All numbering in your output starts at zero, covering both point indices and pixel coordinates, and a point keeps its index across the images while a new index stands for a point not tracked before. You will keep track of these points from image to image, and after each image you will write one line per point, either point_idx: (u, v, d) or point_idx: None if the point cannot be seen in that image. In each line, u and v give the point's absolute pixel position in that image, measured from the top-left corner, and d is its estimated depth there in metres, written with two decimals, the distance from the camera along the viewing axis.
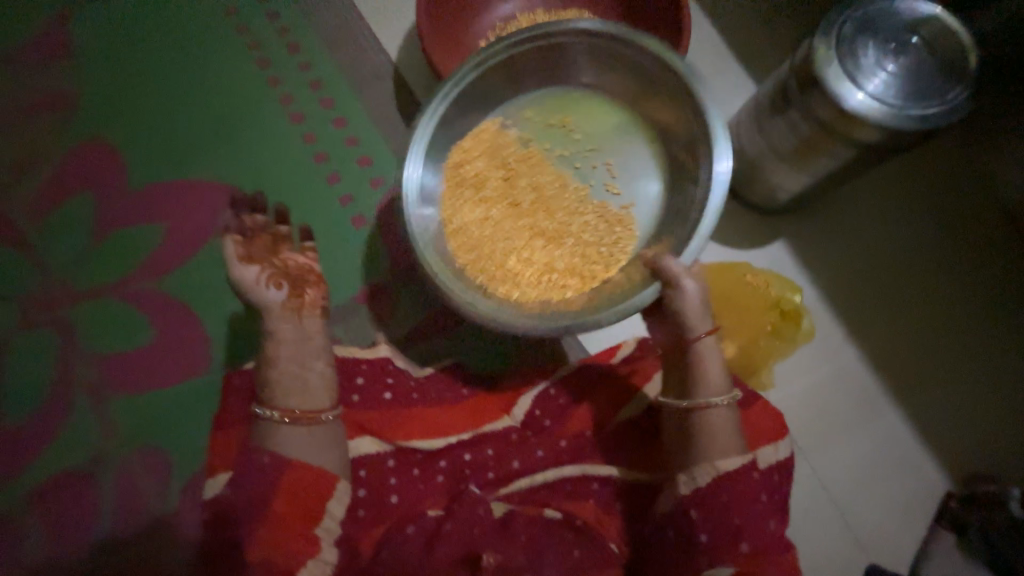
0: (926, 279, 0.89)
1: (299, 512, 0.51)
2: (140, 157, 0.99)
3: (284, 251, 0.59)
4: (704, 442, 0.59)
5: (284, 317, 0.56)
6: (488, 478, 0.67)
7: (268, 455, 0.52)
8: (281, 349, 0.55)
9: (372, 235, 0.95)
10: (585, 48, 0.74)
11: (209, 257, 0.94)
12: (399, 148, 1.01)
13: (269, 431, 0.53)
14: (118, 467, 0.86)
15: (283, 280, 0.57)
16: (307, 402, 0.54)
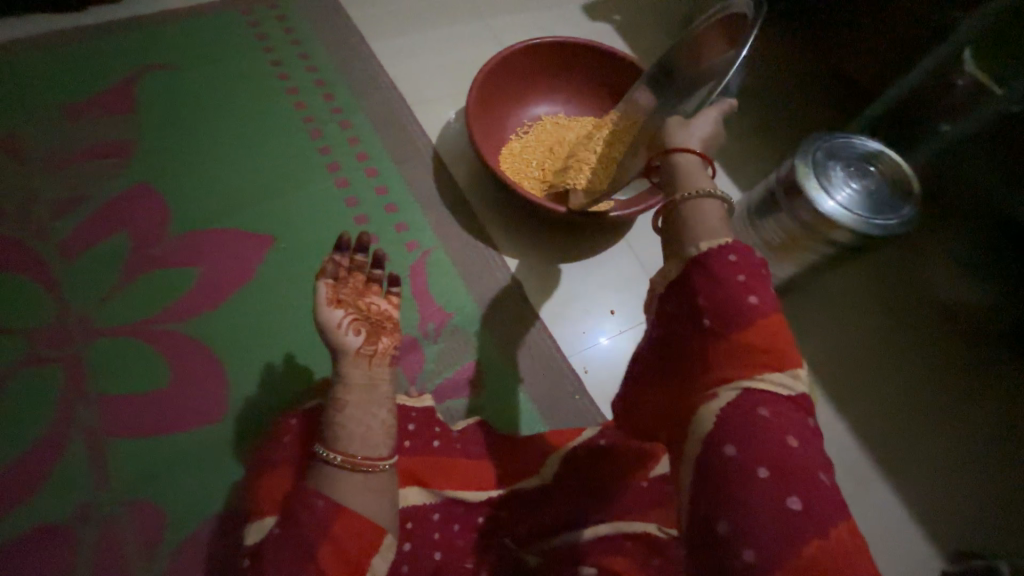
0: (893, 357, 1.08)
1: (354, 556, 0.53)
2: (188, 205, 1.06)
3: (368, 297, 0.67)
4: (691, 228, 0.48)
5: (358, 362, 0.61)
6: (525, 533, 0.67)
7: (323, 498, 0.55)
8: (350, 393, 0.60)
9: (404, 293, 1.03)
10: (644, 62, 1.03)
11: (245, 304, 0.98)
12: (434, 219, 1.12)
13: (328, 475, 0.56)
14: (105, 522, 0.79)
15: (363, 327, 0.63)
16: (365, 447, 0.58)
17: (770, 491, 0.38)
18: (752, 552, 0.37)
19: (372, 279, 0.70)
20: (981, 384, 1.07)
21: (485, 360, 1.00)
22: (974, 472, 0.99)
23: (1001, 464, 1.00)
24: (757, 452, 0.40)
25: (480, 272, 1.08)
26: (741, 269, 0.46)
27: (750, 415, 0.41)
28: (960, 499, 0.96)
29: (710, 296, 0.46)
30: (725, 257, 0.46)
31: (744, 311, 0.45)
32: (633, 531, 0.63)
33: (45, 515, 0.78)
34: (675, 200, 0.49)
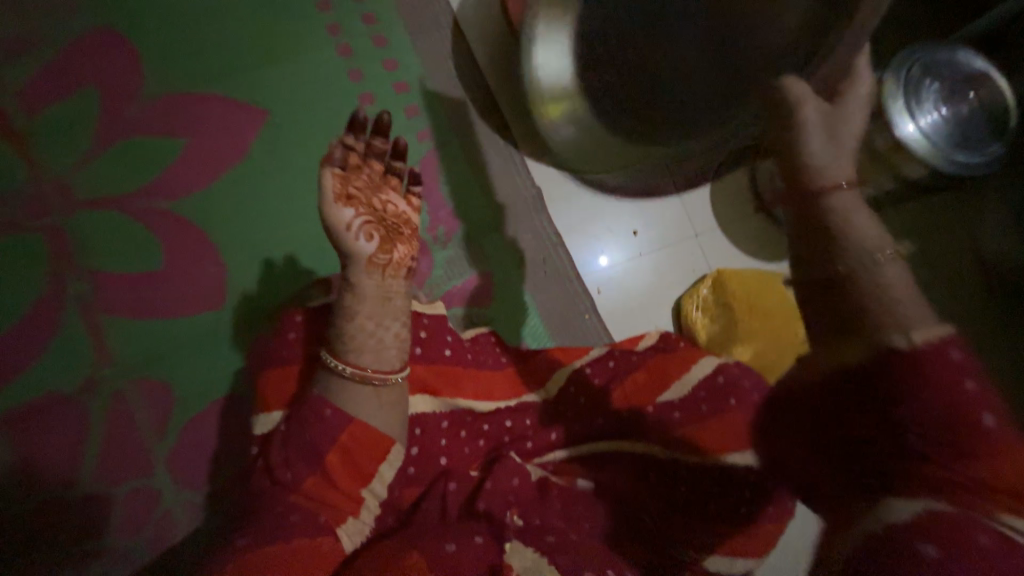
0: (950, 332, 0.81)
1: (358, 463, 0.53)
2: (164, 60, 0.90)
3: (387, 194, 0.60)
4: (892, 307, 0.45)
5: (369, 270, 0.55)
6: (526, 447, 0.70)
7: (330, 408, 0.53)
8: (361, 303, 0.55)
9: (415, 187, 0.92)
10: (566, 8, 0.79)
11: (239, 184, 0.89)
12: (451, 108, 0.98)
13: (336, 385, 0.54)
14: (113, 396, 0.80)
15: (378, 231, 0.56)
16: (376, 360, 0.54)
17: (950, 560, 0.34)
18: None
19: (390, 173, 0.61)
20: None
21: (498, 272, 0.95)
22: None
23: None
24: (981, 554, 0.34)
25: (499, 176, 0.97)
26: (964, 377, 0.42)
27: (966, 535, 0.35)
28: None
29: (930, 393, 0.42)
30: (946, 351, 0.42)
31: (969, 421, 0.40)
32: (628, 452, 0.70)
33: (52, 384, 0.79)
34: (849, 271, 0.47)
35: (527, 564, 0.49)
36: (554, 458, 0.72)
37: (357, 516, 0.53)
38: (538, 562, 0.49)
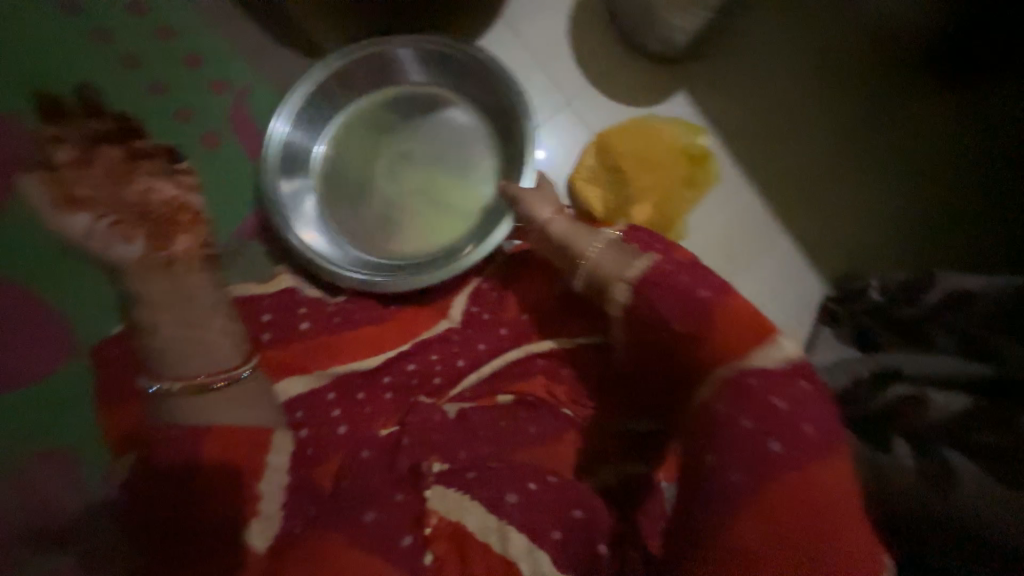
0: (823, 111, 1.01)
1: (224, 475, 0.47)
2: None
3: (142, 178, 0.67)
4: (607, 275, 0.57)
5: (149, 274, 0.56)
6: (436, 383, 0.68)
7: (179, 427, 0.49)
8: (162, 312, 0.54)
9: (236, 155, 0.80)
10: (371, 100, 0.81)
11: None
12: (240, 44, 0.82)
13: (176, 405, 0.51)
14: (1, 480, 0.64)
15: (138, 228, 0.59)
16: (208, 362, 0.53)
17: (756, 436, 0.45)
18: (713, 457, 0.46)
19: (142, 158, 0.69)
20: (906, 107, 1.00)
21: None
22: (888, 205, 1.01)
23: (916, 186, 1.00)
24: (766, 424, 0.45)
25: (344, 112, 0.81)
26: (680, 271, 0.53)
27: (740, 399, 0.47)
28: (855, 247, 1.01)
29: (662, 306, 0.53)
30: (661, 267, 0.54)
31: (696, 302, 0.51)
32: (542, 351, 0.70)
33: None
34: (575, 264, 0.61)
35: (448, 504, 0.51)
36: (469, 382, 0.68)
37: (261, 515, 0.47)
38: (459, 499, 0.52)
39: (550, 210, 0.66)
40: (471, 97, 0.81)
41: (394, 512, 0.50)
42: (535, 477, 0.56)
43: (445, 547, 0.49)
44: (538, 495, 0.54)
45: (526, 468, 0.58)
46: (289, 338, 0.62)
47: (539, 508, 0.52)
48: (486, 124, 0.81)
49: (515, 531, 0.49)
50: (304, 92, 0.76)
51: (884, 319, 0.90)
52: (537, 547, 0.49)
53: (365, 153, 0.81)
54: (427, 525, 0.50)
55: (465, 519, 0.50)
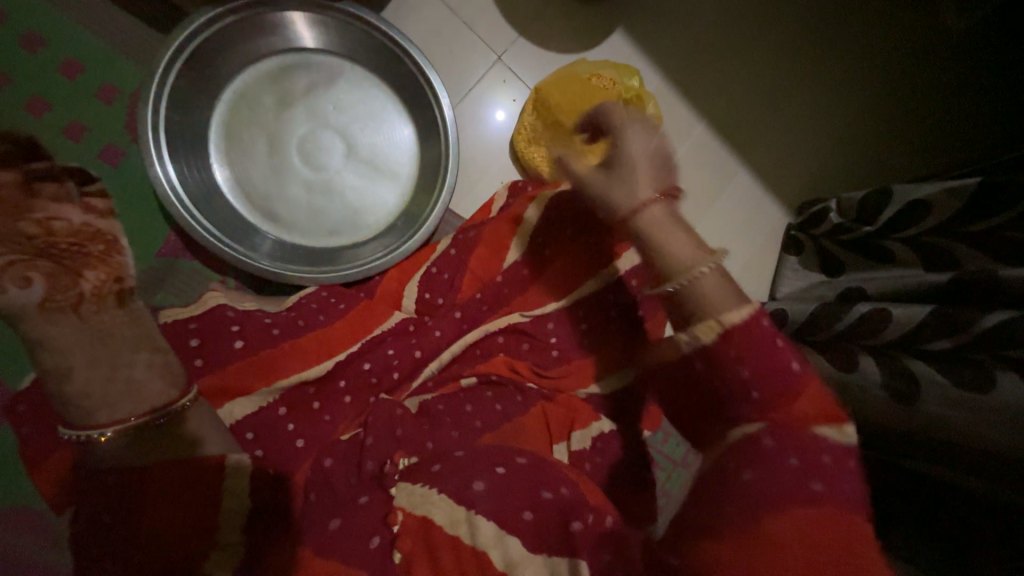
0: (763, 31, 0.95)
1: (171, 515, 0.44)
2: None
3: (49, 207, 0.53)
4: (699, 308, 0.46)
5: (51, 317, 0.48)
6: (396, 379, 0.66)
7: (115, 472, 0.45)
8: (73, 355, 0.47)
9: (141, 167, 0.73)
10: (267, 80, 0.77)
11: None
12: (121, 40, 0.73)
13: (112, 449, 0.46)
14: None
15: (35, 271, 0.48)
16: (137, 399, 0.48)
17: (801, 476, 0.40)
18: (751, 474, 0.40)
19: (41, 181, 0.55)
20: (850, 15, 0.96)
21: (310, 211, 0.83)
22: (842, 122, 0.98)
23: (870, 99, 0.97)
24: (811, 462, 0.41)
25: (241, 102, 0.76)
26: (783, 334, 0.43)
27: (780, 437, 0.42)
28: (811, 171, 0.99)
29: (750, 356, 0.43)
30: (761, 319, 0.44)
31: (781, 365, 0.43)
32: (501, 328, 0.68)
33: None
34: (664, 275, 0.49)
35: (415, 497, 0.52)
36: (431, 371, 0.66)
37: (217, 545, 0.45)
38: (425, 493, 0.52)
39: (650, 195, 0.52)
40: (363, 64, 0.79)
41: (360, 516, 0.51)
42: (503, 460, 0.55)
43: (410, 542, 0.49)
44: (508, 477, 0.53)
45: (495, 451, 0.57)
46: (230, 359, 0.59)
47: (508, 489, 0.52)
48: (387, 91, 0.80)
49: (484, 520, 0.49)
50: (169, 85, 0.67)
51: (844, 240, 0.88)
52: (506, 533, 0.49)
53: (267, 143, 0.76)
54: (394, 522, 0.50)
55: (431, 512, 0.51)
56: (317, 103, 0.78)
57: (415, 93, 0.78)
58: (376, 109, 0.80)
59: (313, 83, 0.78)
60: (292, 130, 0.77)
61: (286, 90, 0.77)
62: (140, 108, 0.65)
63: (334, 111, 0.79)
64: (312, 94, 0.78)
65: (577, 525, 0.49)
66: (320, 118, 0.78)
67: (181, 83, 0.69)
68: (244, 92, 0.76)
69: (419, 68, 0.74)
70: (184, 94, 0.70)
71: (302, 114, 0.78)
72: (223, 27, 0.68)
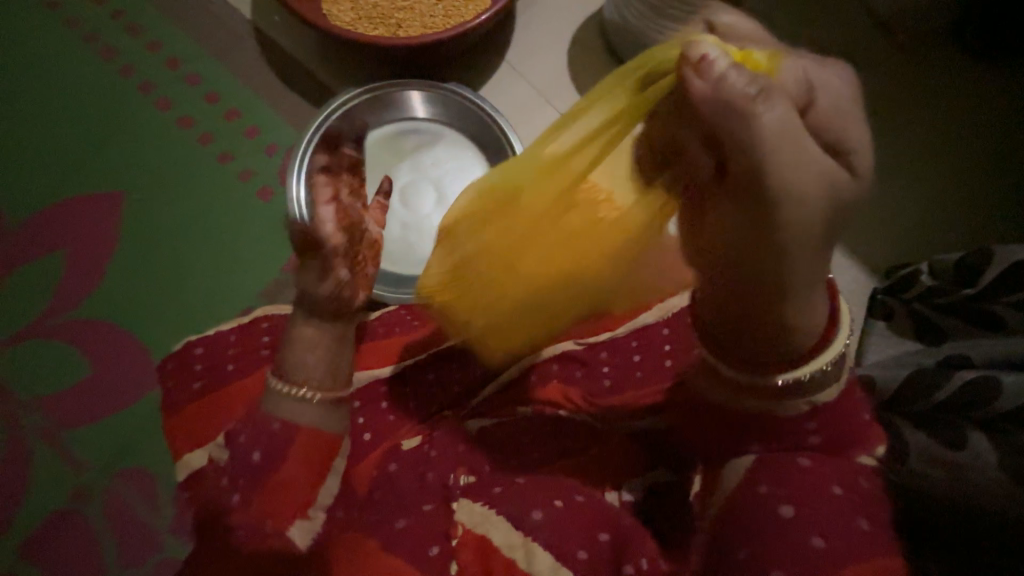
0: None
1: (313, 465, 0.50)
2: (32, 186, 0.98)
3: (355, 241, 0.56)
4: (807, 387, 0.43)
5: (322, 312, 0.54)
6: (455, 393, 0.70)
7: (279, 422, 0.50)
8: (311, 342, 0.54)
9: (283, 204, 0.96)
10: (382, 140, 0.95)
11: (129, 264, 0.94)
12: (289, 114, 0.99)
13: (284, 403, 0.51)
14: (113, 487, 0.85)
15: (345, 278, 0.54)
16: (329, 381, 0.53)
17: (847, 509, 0.41)
18: (792, 509, 0.41)
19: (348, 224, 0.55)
20: (931, 87, 0.97)
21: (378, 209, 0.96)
22: (925, 187, 0.94)
23: (954, 167, 0.94)
24: (853, 498, 0.42)
25: (360, 155, 0.94)
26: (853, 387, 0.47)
27: (829, 468, 0.43)
28: (892, 234, 0.95)
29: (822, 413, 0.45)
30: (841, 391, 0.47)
31: (845, 415, 0.46)
32: (555, 354, 0.71)
33: (50, 504, 0.85)
34: (792, 349, 0.42)
35: (475, 517, 0.51)
36: (490, 390, 0.70)
37: (304, 517, 0.50)
38: (484, 513, 0.51)
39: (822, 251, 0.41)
40: (460, 131, 0.95)
41: (422, 523, 0.51)
42: (562, 494, 0.53)
43: (469, 555, 0.49)
44: (569, 511, 0.51)
45: (552, 483, 0.55)
46: None
47: (568, 522, 0.50)
48: (476, 151, 0.95)
49: (541, 549, 0.47)
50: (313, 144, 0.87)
51: (940, 304, 0.80)
52: (561, 565, 0.47)
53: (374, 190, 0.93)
54: (453, 536, 0.50)
55: (490, 532, 0.50)
56: (420, 159, 0.95)
57: (497, 149, 0.92)
58: (465, 163, 0.95)
59: (418, 144, 0.95)
60: (396, 179, 0.94)
61: (396, 148, 0.95)
62: (291, 161, 0.85)
63: (432, 165, 0.95)
64: (416, 151, 0.95)
65: (631, 569, 0.47)
66: (421, 171, 0.94)
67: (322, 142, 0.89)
68: (362, 149, 0.94)
69: (504, 131, 0.89)
70: None
71: (406, 166, 0.94)
72: (358, 101, 0.89)
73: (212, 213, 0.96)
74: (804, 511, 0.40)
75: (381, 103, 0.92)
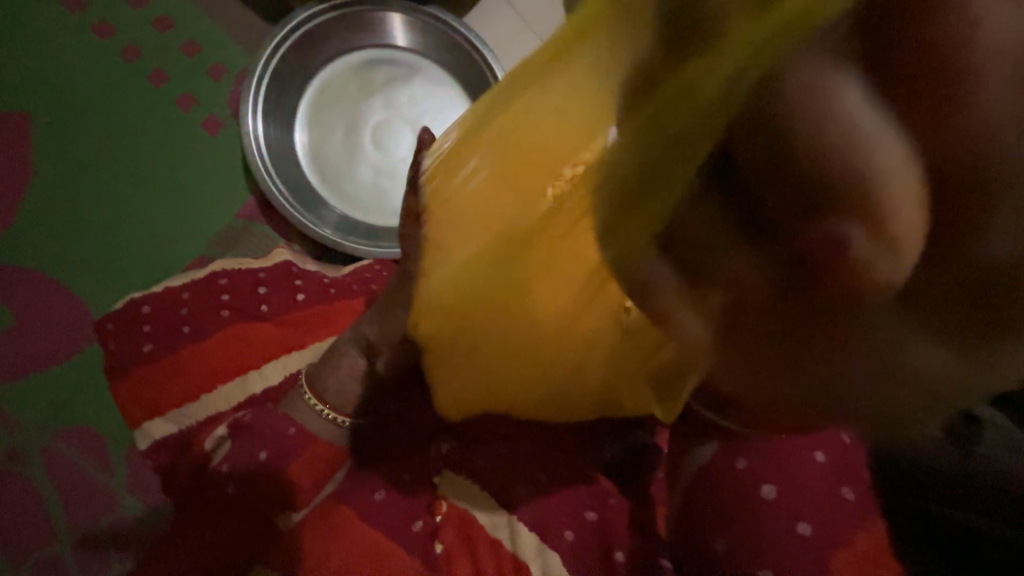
0: None
1: (321, 467, 0.52)
2: None
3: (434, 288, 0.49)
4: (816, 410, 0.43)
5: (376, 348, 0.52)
6: None
7: (291, 428, 0.52)
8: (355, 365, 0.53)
9: (233, 138, 0.85)
10: (350, 71, 0.84)
11: (45, 201, 0.81)
12: (236, 31, 0.86)
13: (300, 408, 0.53)
14: (54, 446, 0.78)
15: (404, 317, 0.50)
16: (351, 407, 0.53)
17: (831, 478, 0.40)
18: (772, 489, 0.40)
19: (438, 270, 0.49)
20: None
21: None
22: None
23: None
24: (840, 467, 0.40)
25: (326, 86, 0.83)
26: None
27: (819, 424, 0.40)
28: None
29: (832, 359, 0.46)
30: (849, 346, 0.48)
31: None
32: None
33: None
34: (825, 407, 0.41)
35: (456, 489, 0.51)
36: None
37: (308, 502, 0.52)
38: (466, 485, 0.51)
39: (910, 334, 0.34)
40: (440, 66, 0.85)
41: (404, 495, 0.51)
42: (544, 468, 0.51)
43: (452, 535, 0.49)
44: (551, 490, 0.50)
45: (532, 457, 0.51)
46: (287, 309, 0.60)
47: (551, 501, 0.49)
48: (457, 89, 0.85)
49: (525, 528, 0.48)
50: (271, 68, 0.76)
51: None
52: (545, 545, 0.47)
53: (343, 131, 0.83)
54: (437, 512, 0.50)
55: (472, 507, 0.50)
56: (394, 92, 0.84)
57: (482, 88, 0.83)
58: (446, 101, 0.85)
59: (393, 75, 0.85)
60: (367, 117, 0.83)
61: (367, 80, 0.84)
62: (245, 86, 0.74)
63: (408, 101, 0.84)
64: (390, 85, 0.84)
65: (620, 556, 0.46)
66: (396, 108, 0.84)
67: (278, 66, 0.77)
68: (326, 78, 0.83)
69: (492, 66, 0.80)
70: (277, 76, 0.77)
71: (380, 102, 0.84)
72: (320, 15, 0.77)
73: (146, 143, 0.84)
74: (785, 492, 0.40)
75: (349, 22, 0.80)
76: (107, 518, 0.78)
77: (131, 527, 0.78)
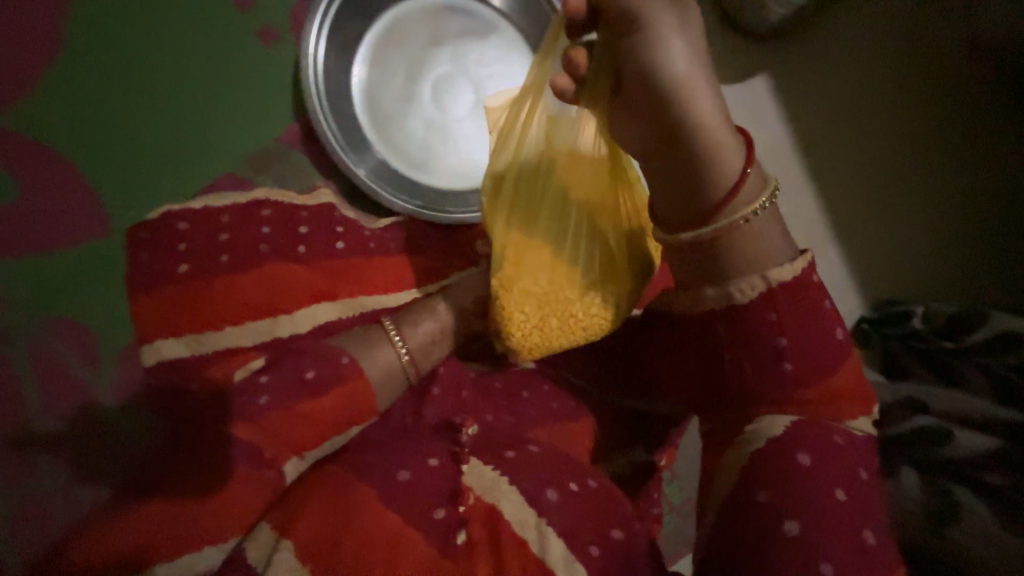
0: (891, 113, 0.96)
1: (332, 423, 0.47)
2: None
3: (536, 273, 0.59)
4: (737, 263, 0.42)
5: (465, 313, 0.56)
6: None
7: (348, 356, 0.49)
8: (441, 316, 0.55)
9: (286, 55, 0.80)
10: (424, 12, 0.79)
11: (73, 76, 0.75)
12: None
13: (375, 342, 0.51)
14: (39, 337, 0.74)
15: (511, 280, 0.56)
16: (425, 354, 0.53)
17: (852, 520, 0.37)
18: (795, 525, 0.37)
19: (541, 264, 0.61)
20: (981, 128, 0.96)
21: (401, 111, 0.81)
22: (941, 227, 0.96)
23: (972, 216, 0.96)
24: (858, 508, 0.38)
25: (396, 21, 0.78)
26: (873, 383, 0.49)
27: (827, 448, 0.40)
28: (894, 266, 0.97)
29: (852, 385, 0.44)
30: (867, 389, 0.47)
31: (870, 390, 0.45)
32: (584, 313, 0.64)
33: None
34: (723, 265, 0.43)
35: (486, 483, 0.45)
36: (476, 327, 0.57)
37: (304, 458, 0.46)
38: (496, 480, 0.45)
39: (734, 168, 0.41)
40: (516, 30, 0.81)
41: (427, 476, 0.45)
42: (576, 477, 0.47)
43: (478, 529, 0.43)
44: (582, 498, 0.45)
45: (568, 463, 0.50)
46: (321, 254, 0.58)
47: (579, 510, 0.44)
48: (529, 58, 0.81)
49: (554, 535, 0.42)
50: None
51: (918, 349, 0.81)
52: (575, 559, 0.41)
53: (404, 72, 0.78)
54: (463, 503, 0.43)
55: (500, 503, 0.44)
56: (464, 43, 0.79)
57: None
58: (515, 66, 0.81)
59: (467, 28, 0.80)
60: (431, 63, 0.78)
61: (439, 26, 0.79)
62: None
63: (477, 58, 0.80)
64: (462, 36, 0.79)
65: None
66: (463, 61, 0.79)
67: None
68: (398, 13, 0.78)
69: None
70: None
71: (448, 50, 0.79)
72: None
73: (192, 39, 0.78)
74: (808, 530, 0.36)
75: None
76: (81, 421, 0.73)
77: (104, 438, 0.74)
